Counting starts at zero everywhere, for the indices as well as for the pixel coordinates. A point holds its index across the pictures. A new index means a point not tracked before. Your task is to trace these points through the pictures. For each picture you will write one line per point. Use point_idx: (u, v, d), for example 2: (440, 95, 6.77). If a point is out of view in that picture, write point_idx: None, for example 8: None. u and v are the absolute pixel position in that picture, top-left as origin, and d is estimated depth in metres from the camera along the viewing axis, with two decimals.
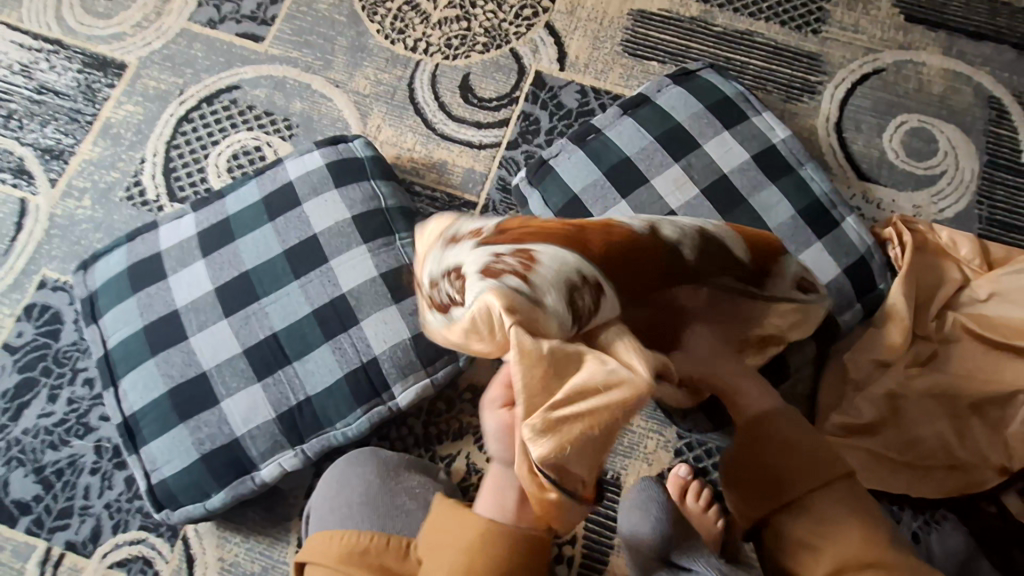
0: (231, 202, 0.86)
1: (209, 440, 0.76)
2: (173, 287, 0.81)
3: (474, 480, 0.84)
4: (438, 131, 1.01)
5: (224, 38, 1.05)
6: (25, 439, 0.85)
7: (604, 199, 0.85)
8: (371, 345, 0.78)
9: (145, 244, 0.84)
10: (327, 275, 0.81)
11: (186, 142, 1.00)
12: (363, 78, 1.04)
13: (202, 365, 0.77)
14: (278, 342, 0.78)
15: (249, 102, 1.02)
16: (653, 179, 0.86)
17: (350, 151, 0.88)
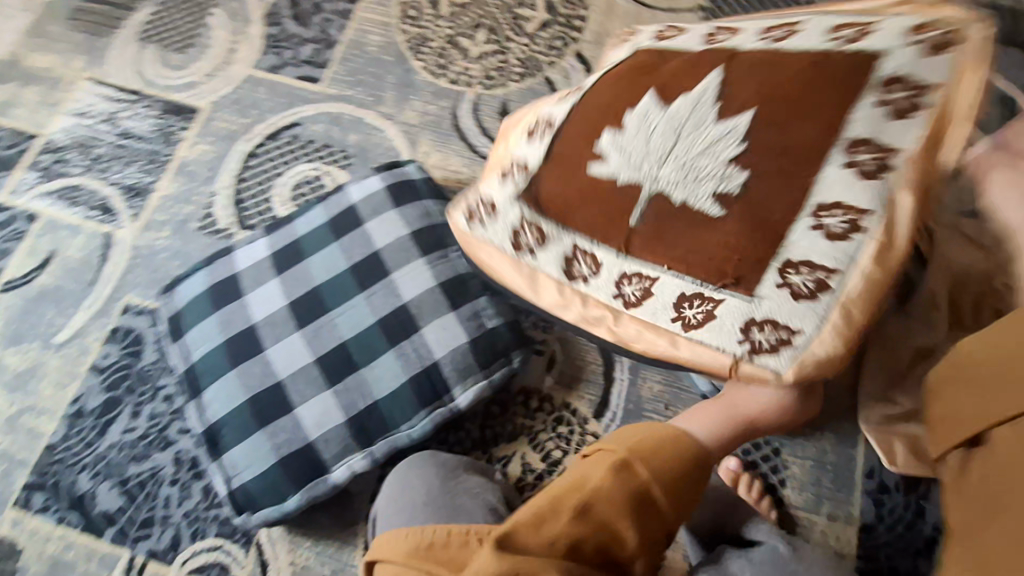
0: (299, 225, 0.93)
1: (286, 444, 0.81)
2: (251, 304, 0.88)
3: (531, 480, 0.87)
4: (482, 154, 1.08)
5: (286, 81, 1.16)
6: (111, 453, 0.93)
7: None
8: (434, 349, 0.83)
9: (223, 266, 0.92)
10: (390, 287, 0.87)
11: (253, 175, 1.09)
12: (411, 110, 1.13)
13: (278, 373, 0.83)
14: (347, 351, 0.84)
15: (309, 137, 1.11)
16: None
17: (406, 175, 0.96)
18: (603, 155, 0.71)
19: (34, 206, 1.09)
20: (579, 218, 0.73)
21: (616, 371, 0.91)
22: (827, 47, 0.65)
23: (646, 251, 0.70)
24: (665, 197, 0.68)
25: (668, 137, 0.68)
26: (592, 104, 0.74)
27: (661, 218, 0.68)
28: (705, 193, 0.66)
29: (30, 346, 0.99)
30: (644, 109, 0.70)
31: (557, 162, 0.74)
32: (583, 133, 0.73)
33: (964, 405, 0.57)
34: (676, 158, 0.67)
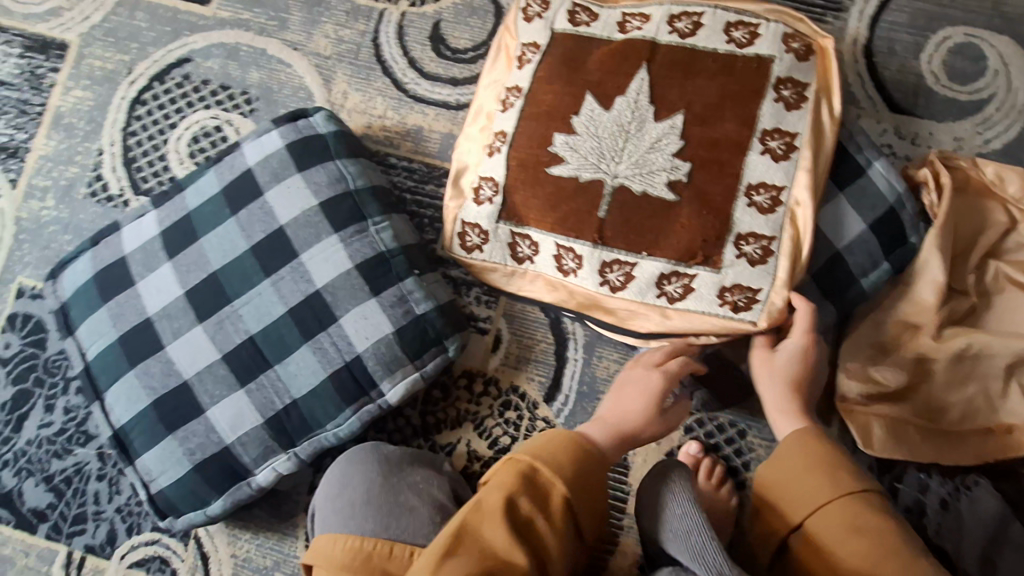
0: (190, 195, 0.80)
1: (201, 448, 0.74)
2: (142, 294, 0.77)
3: (477, 467, 0.82)
4: (410, 93, 0.91)
5: (168, 3, 0.95)
6: (30, 449, 0.86)
7: (598, 160, 0.76)
8: (352, 341, 0.74)
9: (111, 249, 0.80)
10: (299, 271, 0.75)
11: (142, 127, 0.92)
12: (323, 37, 0.93)
13: (181, 372, 0.75)
14: (256, 346, 0.75)
15: (203, 75, 0.93)
16: (655, 131, 0.75)
17: (311, 127, 0.81)
18: (561, 156, 0.77)
19: None
20: (549, 215, 0.77)
21: (568, 350, 0.84)
22: (729, 51, 0.77)
23: (616, 238, 0.74)
24: (627, 191, 0.74)
25: (616, 137, 0.76)
26: (543, 102, 0.80)
27: (623, 208, 0.74)
28: (660, 182, 0.74)
29: None
30: (589, 112, 0.77)
31: (518, 166, 0.79)
32: (532, 138, 0.79)
33: (800, 483, 0.62)
34: (628, 156, 0.75)
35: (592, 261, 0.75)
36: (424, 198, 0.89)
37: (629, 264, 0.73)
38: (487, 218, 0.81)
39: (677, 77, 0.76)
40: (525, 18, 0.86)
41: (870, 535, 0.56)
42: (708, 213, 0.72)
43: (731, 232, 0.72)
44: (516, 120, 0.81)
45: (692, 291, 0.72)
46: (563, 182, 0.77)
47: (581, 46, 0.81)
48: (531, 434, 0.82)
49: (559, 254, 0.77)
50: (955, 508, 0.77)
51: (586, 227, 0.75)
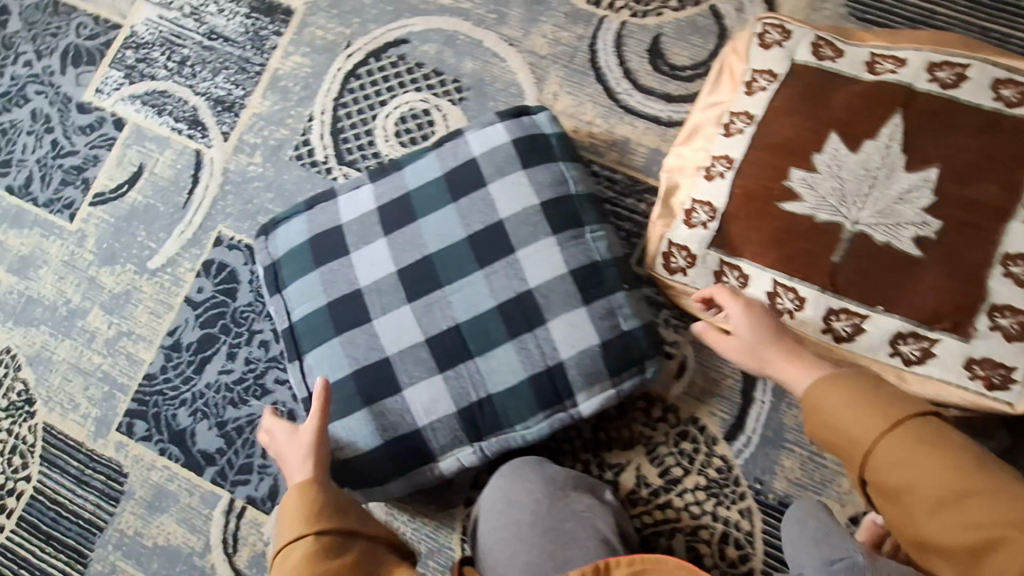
0: (409, 175, 0.81)
1: (394, 425, 0.75)
2: (356, 265, 0.79)
3: (644, 495, 0.81)
4: (621, 103, 0.90)
5: None
6: (209, 393, 0.89)
7: (838, 203, 0.73)
8: (556, 346, 0.74)
9: (326, 216, 0.82)
10: (513, 267, 0.75)
11: (353, 100, 0.95)
12: (540, 36, 0.93)
13: (384, 348, 0.76)
14: (460, 336, 0.75)
15: (418, 58, 0.95)
16: (906, 183, 0.72)
17: (536, 125, 0.80)
18: (796, 193, 0.74)
19: (119, 109, 0.98)
20: (773, 252, 0.75)
21: (756, 391, 0.82)
22: (994, 109, 0.72)
23: (847, 287, 0.71)
24: (867, 239, 0.71)
25: (861, 182, 0.73)
26: (779, 134, 0.77)
27: (859, 257, 0.71)
28: (906, 236, 0.70)
29: (123, 269, 0.94)
30: (833, 151, 0.74)
31: (744, 196, 0.77)
32: (763, 170, 0.77)
33: (843, 405, 0.52)
34: (872, 204, 0.72)
35: (816, 306, 0.72)
36: (623, 211, 0.88)
37: (860, 316, 0.71)
38: (699, 243, 0.79)
39: (935, 130, 0.73)
40: (761, 43, 0.82)
41: (961, 476, 0.45)
42: (955, 277, 0.69)
43: (983, 301, 0.68)
44: (745, 148, 0.79)
45: (933, 355, 0.69)
46: (794, 220, 0.74)
47: (825, 81, 0.78)
48: (704, 470, 0.81)
49: (779, 294, 0.74)
50: None
51: (816, 271, 0.72)
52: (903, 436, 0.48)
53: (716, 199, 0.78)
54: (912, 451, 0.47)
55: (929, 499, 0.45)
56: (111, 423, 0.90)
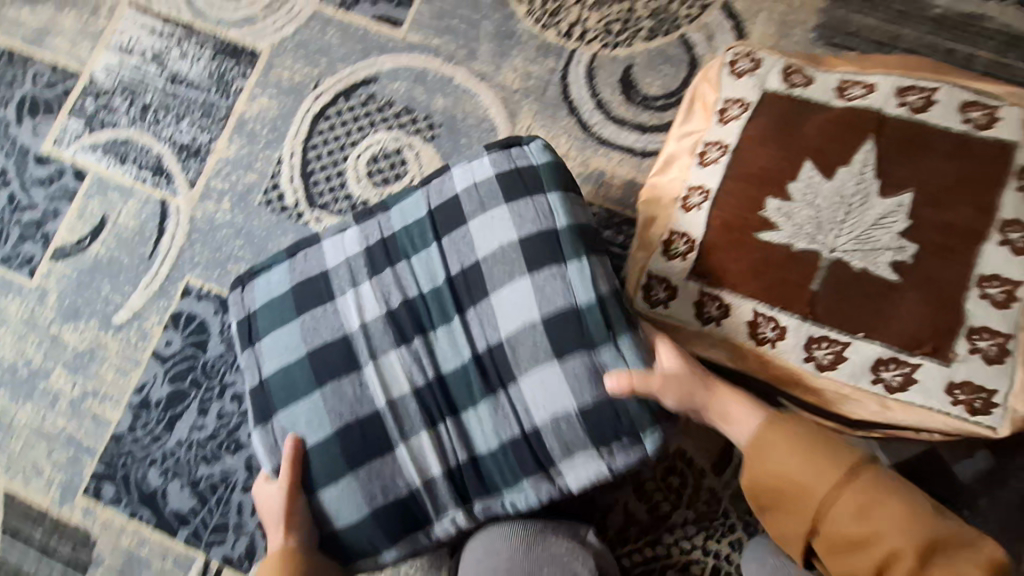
0: (395, 218, 0.79)
1: (382, 493, 0.72)
2: (343, 312, 0.76)
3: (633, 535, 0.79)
4: (595, 135, 0.89)
5: (360, 23, 0.96)
6: (180, 451, 0.85)
7: (814, 231, 0.72)
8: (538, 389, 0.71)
9: (313, 261, 0.79)
10: (490, 311, 0.74)
11: (323, 142, 0.93)
12: (511, 71, 0.93)
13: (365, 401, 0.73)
14: (446, 387, 0.74)
15: (388, 97, 0.93)
16: (882, 209, 0.71)
17: (525, 157, 0.77)
18: (773, 222, 0.74)
19: (80, 159, 0.95)
20: (753, 281, 0.74)
21: None
22: (964, 131, 0.73)
23: (830, 315, 0.71)
24: (845, 266, 0.71)
25: (836, 208, 0.72)
26: (752, 163, 0.77)
27: (839, 283, 0.71)
28: (884, 261, 0.70)
29: (87, 325, 0.90)
30: (807, 178, 0.74)
31: (722, 226, 0.76)
32: (739, 199, 0.76)
33: (785, 457, 0.61)
34: (849, 230, 0.71)
35: (799, 334, 0.72)
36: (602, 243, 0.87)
37: (842, 343, 0.70)
38: (680, 273, 0.78)
39: (909, 154, 0.73)
40: (732, 73, 0.83)
41: (862, 492, 0.58)
42: (935, 301, 0.68)
43: (962, 324, 0.68)
44: (720, 177, 0.78)
45: (915, 382, 0.68)
46: (773, 248, 0.73)
47: (796, 108, 0.78)
48: (694, 502, 0.79)
49: (761, 320, 0.73)
50: None
51: (797, 299, 0.72)
52: (861, 486, 0.58)
53: (694, 229, 0.78)
54: (855, 501, 0.58)
55: (845, 515, 0.57)
56: (77, 488, 0.86)
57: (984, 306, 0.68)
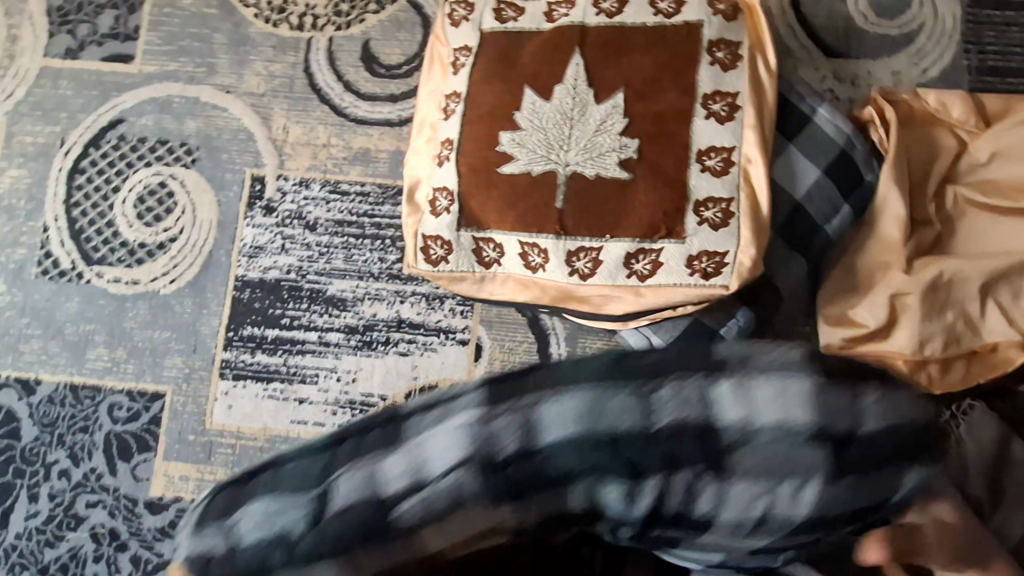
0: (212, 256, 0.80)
1: None
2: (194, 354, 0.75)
3: None
4: (350, 116, 0.89)
5: (91, 67, 0.93)
6: (20, 544, 0.83)
7: (546, 152, 0.75)
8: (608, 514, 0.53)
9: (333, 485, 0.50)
10: None
11: (85, 197, 0.90)
12: (254, 75, 0.91)
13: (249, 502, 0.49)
14: None
15: (139, 134, 0.91)
16: (599, 115, 0.75)
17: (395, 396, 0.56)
18: (509, 155, 0.76)
19: None
20: (507, 215, 0.76)
21: (551, 346, 0.83)
22: (657, 23, 0.76)
23: (579, 226, 0.74)
24: (580, 177, 0.74)
25: (560, 127, 0.75)
26: (484, 104, 0.79)
27: (580, 195, 0.74)
28: (611, 162, 0.73)
29: None
30: (531, 105, 0.76)
31: (471, 172, 0.78)
32: (479, 141, 0.78)
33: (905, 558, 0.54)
34: (576, 143, 0.75)
35: (558, 252, 0.74)
36: (383, 219, 0.87)
37: (596, 249, 0.73)
38: (448, 228, 0.79)
39: (613, 56, 0.76)
40: (452, 23, 0.83)
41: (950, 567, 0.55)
42: (663, 185, 0.72)
43: (689, 199, 0.72)
44: (460, 127, 0.79)
45: (660, 266, 0.72)
46: (516, 179, 0.76)
47: (512, 41, 0.80)
48: None
49: (525, 251, 0.76)
50: (955, 434, 0.78)
51: (549, 220, 0.74)
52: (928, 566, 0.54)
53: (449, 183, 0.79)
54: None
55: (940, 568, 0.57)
56: None
57: (703, 177, 0.72)
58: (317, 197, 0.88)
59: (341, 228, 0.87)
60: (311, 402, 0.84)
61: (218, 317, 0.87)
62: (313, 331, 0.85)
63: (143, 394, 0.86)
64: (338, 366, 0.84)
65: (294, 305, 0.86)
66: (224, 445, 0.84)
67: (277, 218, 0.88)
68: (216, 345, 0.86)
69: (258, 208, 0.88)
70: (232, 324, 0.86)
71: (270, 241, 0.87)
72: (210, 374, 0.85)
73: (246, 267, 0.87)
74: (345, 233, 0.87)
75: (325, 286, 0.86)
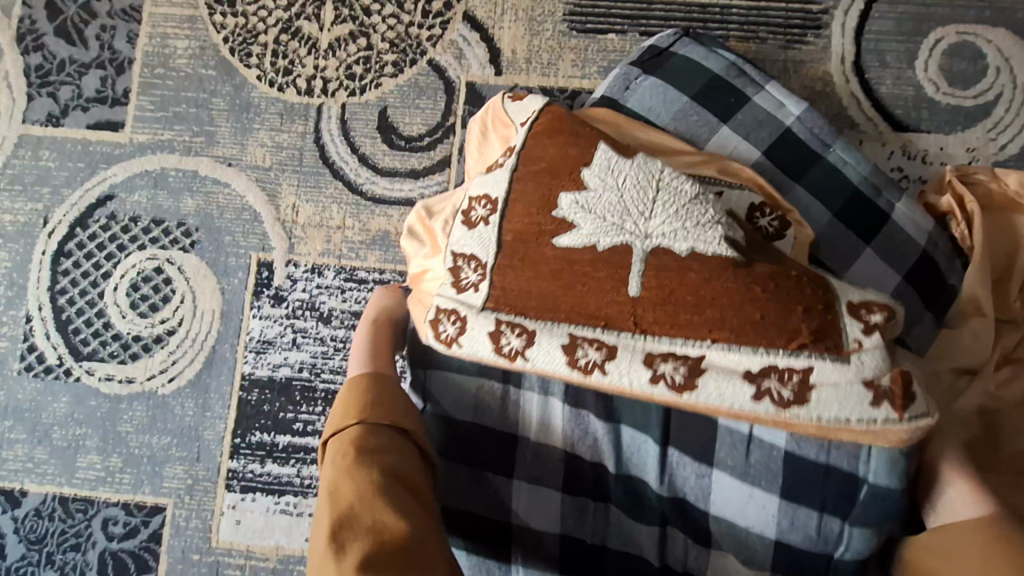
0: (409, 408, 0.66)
1: None
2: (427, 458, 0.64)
3: None
4: (367, 194, 0.80)
5: (76, 135, 0.83)
6: None
7: (609, 224, 0.53)
8: (688, 492, 0.58)
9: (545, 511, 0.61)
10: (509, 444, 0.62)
11: (71, 283, 0.81)
12: (258, 146, 0.82)
13: None
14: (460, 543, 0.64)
15: (131, 212, 0.82)
16: (715, 233, 0.52)
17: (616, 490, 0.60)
18: (570, 223, 0.54)
19: None
20: (599, 303, 0.53)
21: None
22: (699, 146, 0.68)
23: (659, 318, 0.52)
24: (666, 255, 0.52)
25: (638, 193, 0.54)
26: (536, 188, 0.56)
27: (699, 289, 0.51)
28: (708, 238, 0.52)
29: None
30: (604, 160, 0.55)
31: (527, 271, 0.55)
32: (526, 245, 0.55)
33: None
34: (662, 209, 0.53)
35: (633, 365, 0.52)
36: None
37: (694, 358, 0.51)
38: (481, 328, 0.56)
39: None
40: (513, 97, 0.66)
41: None
42: (800, 275, 0.51)
43: (838, 304, 0.51)
44: (494, 241, 0.57)
45: (807, 392, 0.49)
46: (592, 266, 0.53)
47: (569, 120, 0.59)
48: None
49: (584, 365, 0.54)
50: None
51: (691, 324, 0.51)
52: None
53: (471, 310, 0.56)
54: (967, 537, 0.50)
55: None
56: None
57: (841, 280, 0.53)
58: (331, 286, 0.79)
59: (359, 321, 0.78)
60: None
61: (223, 420, 0.78)
62: None
63: (141, 508, 0.77)
64: None
65: (308, 409, 0.78)
66: (233, 566, 0.76)
67: (287, 309, 0.79)
68: (222, 453, 0.78)
69: (265, 297, 0.79)
70: (239, 430, 0.78)
71: (280, 335, 0.79)
72: (217, 485, 0.77)
73: (253, 363, 0.79)
74: (362, 327, 0.78)
75: (342, 386, 0.78)
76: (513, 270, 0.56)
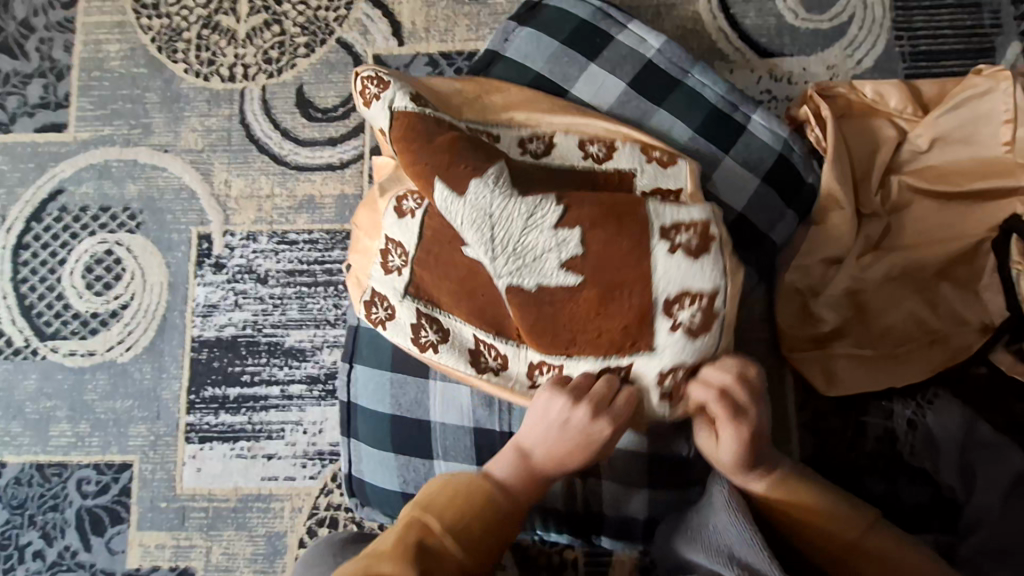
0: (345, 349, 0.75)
1: (260, 544, 0.82)
2: (361, 378, 0.73)
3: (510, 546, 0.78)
4: (291, 164, 0.88)
5: (25, 139, 0.92)
6: None
7: (487, 248, 0.60)
8: None
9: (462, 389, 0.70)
10: None
11: (32, 272, 0.89)
12: (190, 132, 0.90)
13: (357, 402, 0.74)
14: (395, 444, 0.71)
15: (81, 202, 0.90)
16: (564, 245, 0.59)
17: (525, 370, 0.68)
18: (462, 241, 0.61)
19: None
20: (493, 322, 0.63)
21: None
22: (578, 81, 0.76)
23: (542, 333, 0.61)
24: (520, 289, 0.60)
25: (492, 226, 0.60)
26: (433, 215, 0.63)
27: (562, 296, 0.59)
28: (551, 266, 0.59)
29: None
30: (445, 205, 0.61)
31: (438, 264, 0.63)
32: (441, 248, 0.63)
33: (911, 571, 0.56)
34: (516, 232, 0.60)
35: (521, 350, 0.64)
36: (334, 265, 0.86)
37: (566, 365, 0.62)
38: (406, 316, 0.65)
39: (542, 124, 0.70)
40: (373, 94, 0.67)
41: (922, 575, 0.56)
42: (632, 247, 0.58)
43: (654, 300, 0.58)
44: (417, 233, 0.64)
45: (630, 400, 0.60)
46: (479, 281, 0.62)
47: (415, 130, 0.64)
48: None
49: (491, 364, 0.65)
50: (923, 425, 0.77)
51: (560, 344, 0.61)
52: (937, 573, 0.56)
53: (397, 298, 0.65)
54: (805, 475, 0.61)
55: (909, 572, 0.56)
56: None
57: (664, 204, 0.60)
58: (266, 249, 0.87)
59: (293, 278, 0.86)
60: (279, 457, 0.83)
61: (178, 380, 0.86)
62: (275, 385, 0.84)
63: (111, 466, 0.85)
64: (304, 418, 0.84)
65: (254, 360, 0.85)
66: (197, 509, 0.83)
67: (228, 274, 0.87)
68: (180, 409, 0.85)
69: (207, 266, 0.87)
70: (193, 387, 0.85)
71: (223, 298, 0.86)
72: (177, 439, 0.85)
73: (201, 326, 0.86)
74: (296, 282, 0.86)
75: (283, 338, 0.85)
76: (428, 255, 0.63)
